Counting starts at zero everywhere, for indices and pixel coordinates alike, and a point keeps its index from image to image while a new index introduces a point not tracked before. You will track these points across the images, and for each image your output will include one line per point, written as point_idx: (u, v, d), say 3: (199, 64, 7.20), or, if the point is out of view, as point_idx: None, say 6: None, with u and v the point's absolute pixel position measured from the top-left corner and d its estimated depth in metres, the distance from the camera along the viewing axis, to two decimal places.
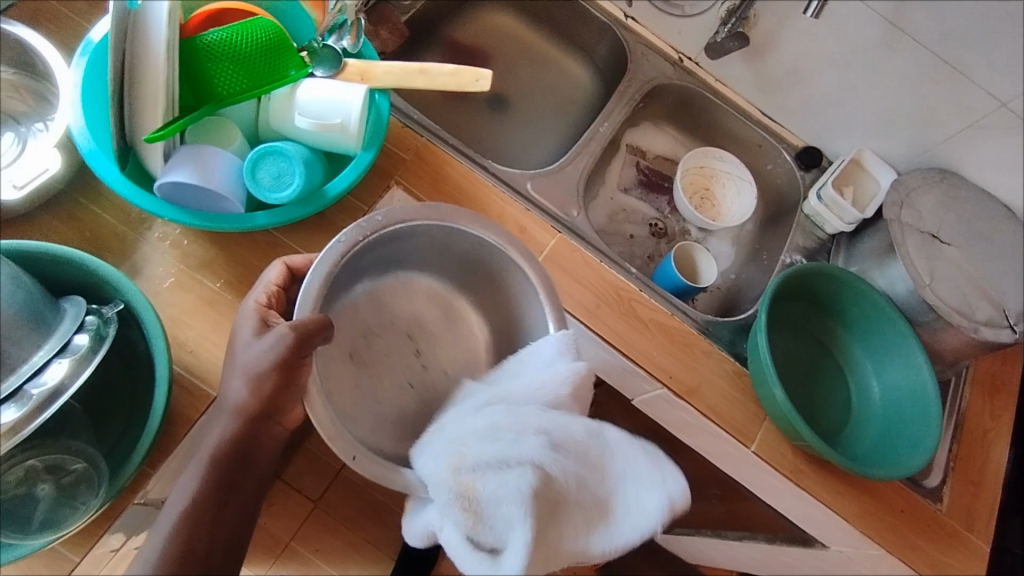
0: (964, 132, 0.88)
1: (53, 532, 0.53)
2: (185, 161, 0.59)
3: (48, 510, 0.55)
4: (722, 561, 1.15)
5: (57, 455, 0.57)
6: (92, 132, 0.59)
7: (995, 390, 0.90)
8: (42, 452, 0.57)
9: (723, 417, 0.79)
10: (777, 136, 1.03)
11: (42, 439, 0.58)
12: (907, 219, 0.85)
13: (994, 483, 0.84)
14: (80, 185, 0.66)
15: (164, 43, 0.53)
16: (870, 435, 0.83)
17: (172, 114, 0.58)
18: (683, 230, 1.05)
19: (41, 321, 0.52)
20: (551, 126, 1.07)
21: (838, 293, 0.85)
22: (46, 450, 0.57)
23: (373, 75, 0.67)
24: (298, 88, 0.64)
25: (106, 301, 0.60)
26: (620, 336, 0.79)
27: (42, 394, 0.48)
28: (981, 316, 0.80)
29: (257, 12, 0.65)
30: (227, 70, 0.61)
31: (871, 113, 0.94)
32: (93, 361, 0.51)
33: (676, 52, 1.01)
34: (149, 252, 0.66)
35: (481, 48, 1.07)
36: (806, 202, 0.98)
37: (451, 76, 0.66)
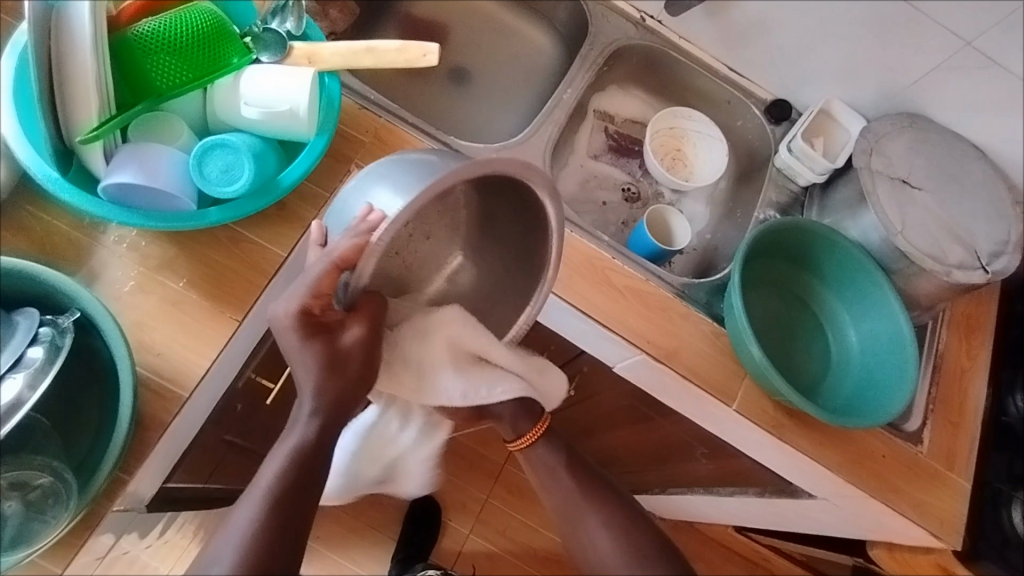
0: (930, 73, 0.87)
1: (29, 547, 0.52)
2: (128, 161, 0.57)
3: (20, 526, 0.53)
4: (717, 516, 1.17)
5: (21, 471, 0.55)
6: (30, 138, 0.57)
7: (971, 331, 0.91)
8: (6, 469, 0.55)
9: (703, 378, 0.80)
10: (744, 91, 1.02)
11: (4, 456, 0.56)
12: (876, 166, 0.84)
13: (973, 422, 0.86)
14: (26, 193, 0.64)
15: (90, 36, 0.52)
16: (850, 384, 0.84)
17: (109, 112, 0.56)
18: (656, 193, 1.04)
19: None
20: (516, 96, 1.04)
21: (812, 245, 0.84)
22: (10, 467, 0.55)
23: (319, 56, 0.65)
24: (242, 76, 0.62)
25: (61, 309, 0.59)
26: (596, 305, 0.79)
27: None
28: (953, 259, 0.80)
29: None
30: (164, 63, 0.59)
31: (838, 61, 0.93)
32: (50, 372, 0.50)
33: (638, 11, 0.99)
34: (105, 256, 0.65)
35: (439, 22, 1.04)
36: (777, 156, 0.97)
37: (398, 51, 0.64)
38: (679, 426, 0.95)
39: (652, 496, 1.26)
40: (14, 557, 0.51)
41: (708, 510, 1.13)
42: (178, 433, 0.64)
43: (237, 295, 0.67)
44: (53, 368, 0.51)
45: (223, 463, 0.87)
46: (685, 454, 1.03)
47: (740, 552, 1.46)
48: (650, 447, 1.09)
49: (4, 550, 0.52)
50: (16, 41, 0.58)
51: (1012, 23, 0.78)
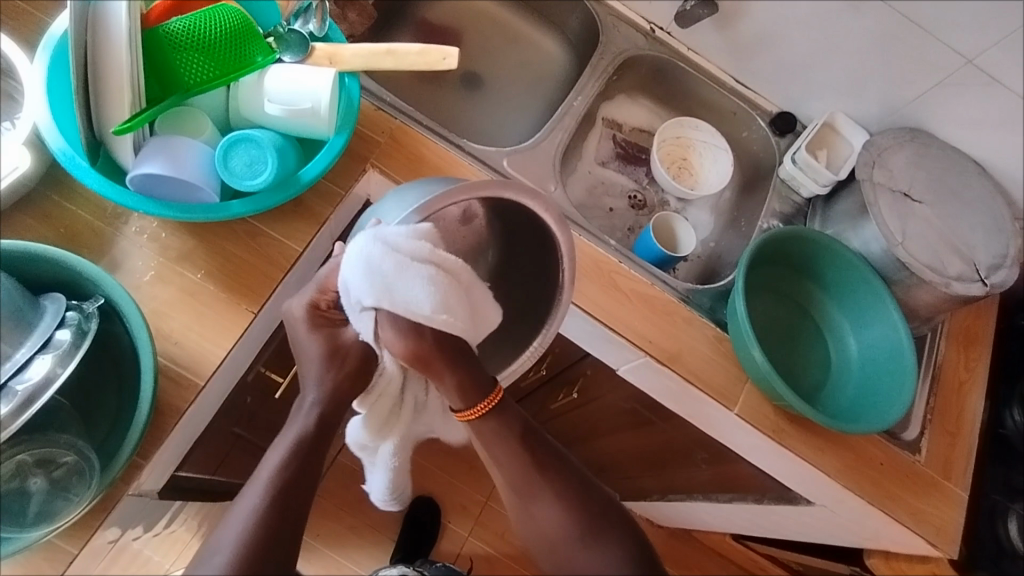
0: (932, 90, 0.89)
1: (49, 525, 0.54)
2: (156, 153, 0.59)
3: (43, 501, 0.55)
4: (714, 522, 1.18)
5: (46, 448, 0.57)
6: (61, 129, 0.59)
7: (969, 343, 0.92)
8: (32, 445, 0.57)
9: (706, 382, 0.81)
10: (750, 103, 1.04)
11: (30, 434, 0.58)
12: (879, 179, 0.86)
13: (970, 433, 0.87)
14: (53, 183, 0.66)
15: (126, 32, 0.54)
16: (850, 392, 0.85)
17: (140, 106, 0.58)
18: (662, 201, 1.06)
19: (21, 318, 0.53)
20: (526, 103, 1.06)
21: (814, 255, 0.86)
22: (36, 444, 0.57)
23: (341, 57, 0.67)
24: (266, 74, 0.64)
25: (85, 296, 0.60)
26: (603, 308, 0.80)
27: (30, 389, 0.49)
28: (952, 271, 0.81)
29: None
30: (192, 59, 0.61)
31: (842, 76, 0.95)
32: (77, 354, 0.52)
33: (648, 23, 1.01)
34: (127, 246, 0.66)
35: (453, 29, 1.07)
36: (782, 168, 0.99)
37: (418, 54, 0.66)
38: (680, 431, 0.96)
39: (650, 501, 1.27)
40: (36, 534, 0.53)
41: (706, 515, 1.14)
42: (192, 420, 0.65)
43: (254, 288, 0.68)
44: (80, 350, 0.52)
45: (230, 455, 0.88)
46: (685, 459, 1.05)
47: (737, 560, 1.46)
48: (651, 452, 1.10)
49: (27, 526, 0.54)
50: (51, 34, 0.60)
51: (1013, 42, 0.80)
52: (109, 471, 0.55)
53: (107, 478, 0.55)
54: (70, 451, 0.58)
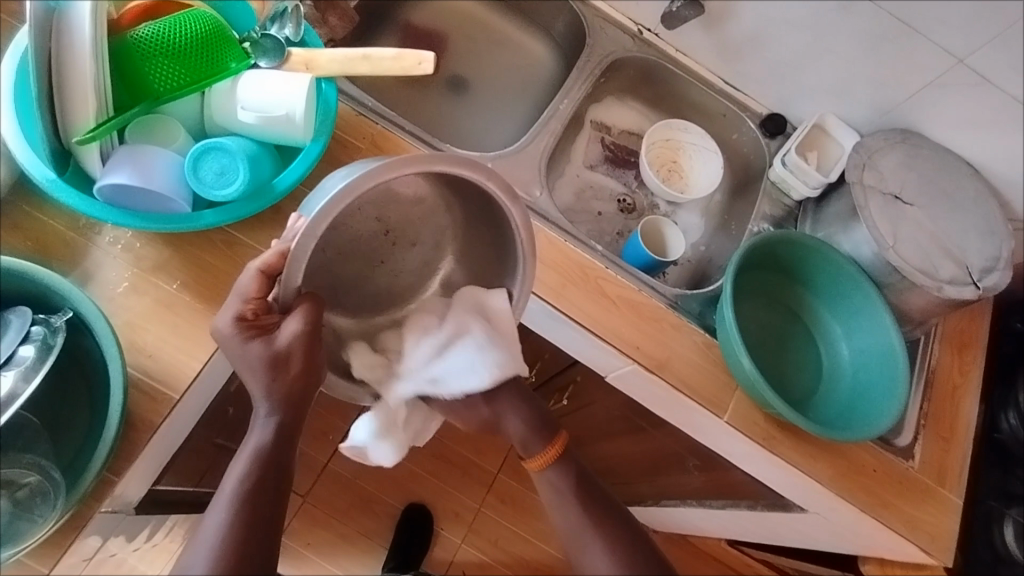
0: (923, 90, 0.88)
1: (11, 546, 0.52)
2: (124, 162, 0.57)
3: (5, 523, 0.53)
4: (708, 528, 1.17)
5: (8, 468, 0.55)
6: (26, 139, 0.57)
7: (963, 346, 0.91)
8: None
9: (694, 389, 0.80)
10: (740, 105, 1.03)
11: None
12: (870, 181, 0.85)
13: (964, 438, 0.86)
14: (24, 193, 0.64)
15: (89, 40, 0.52)
16: (841, 398, 0.84)
17: (106, 115, 0.56)
18: (652, 204, 1.04)
19: None
20: (513, 106, 1.05)
21: (804, 259, 0.85)
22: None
23: (317, 63, 0.66)
24: (239, 80, 0.63)
25: (54, 309, 0.59)
26: (589, 315, 0.79)
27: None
28: (944, 274, 0.80)
29: (193, 3, 0.63)
30: (161, 66, 0.59)
31: (832, 77, 0.94)
32: (41, 370, 0.51)
33: (635, 24, 1.00)
34: (99, 256, 0.65)
35: (439, 31, 1.05)
36: (771, 170, 0.97)
37: (394, 59, 0.64)
38: (671, 437, 0.95)
39: (644, 507, 1.25)
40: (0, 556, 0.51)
41: (700, 521, 1.13)
42: (168, 435, 0.64)
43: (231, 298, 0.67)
44: (45, 365, 0.50)
45: (213, 466, 0.87)
46: (677, 466, 1.03)
47: (733, 565, 1.45)
48: (643, 458, 1.09)
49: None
50: (17, 43, 0.58)
51: (1004, 42, 0.79)
52: (76, 490, 0.54)
53: (75, 496, 0.54)
54: (33, 470, 0.56)
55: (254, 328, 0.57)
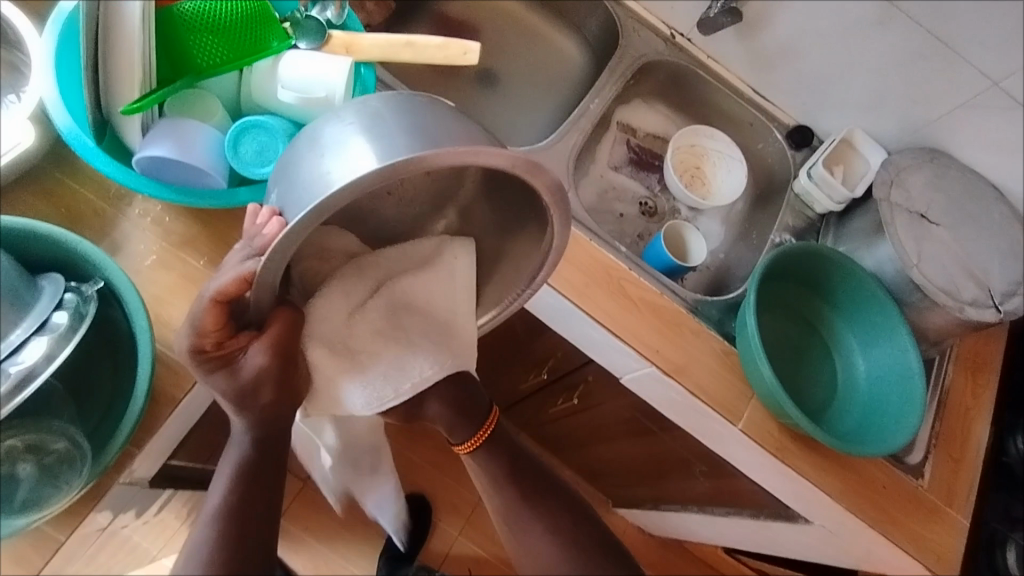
0: (954, 112, 0.88)
1: (37, 512, 0.53)
2: (164, 136, 0.57)
3: (32, 487, 0.55)
4: (707, 534, 1.18)
5: (37, 435, 0.56)
6: (66, 107, 0.57)
7: (977, 369, 0.91)
8: (22, 431, 0.56)
9: (710, 396, 0.80)
10: (767, 115, 1.03)
11: (21, 419, 0.56)
12: (896, 199, 0.85)
13: (974, 459, 0.86)
14: (58, 159, 0.64)
15: (139, 12, 0.52)
16: (856, 414, 0.84)
17: (149, 87, 0.56)
18: (673, 209, 1.05)
19: (18, 298, 0.51)
20: (540, 103, 1.05)
21: (827, 272, 0.85)
22: (26, 430, 0.56)
23: (359, 47, 0.65)
24: (281, 60, 0.62)
25: (84, 278, 0.59)
26: (609, 314, 0.79)
27: (14, 379, 0.47)
28: (966, 295, 0.80)
29: None
30: (205, 41, 0.60)
31: (863, 93, 0.94)
32: (73, 339, 0.51)
33: (668, 28, 1.00)
34: (127, 227, 0.65)
35: (470, 23, 1.05)
36: (796, 181, 0.98)
37: (438, 48, 0.63)
38: (681, 442, 0.95)
39: (645, 511, 1.26)
40: (23, 520, 0.52)
41: (700, 526, 1.14)
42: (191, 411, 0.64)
43: None
44: (75, 338, 0.51)
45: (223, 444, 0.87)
46: (682, 471, 1.03)
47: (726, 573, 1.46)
48: (647, 461, 1.09)
49: (15, 512, 0.52)
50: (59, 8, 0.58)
51: None
52: (100, 460, 0.54)
53: (99, 466, 0.54)
54: (62, 437, 0.57)
55: (217, 359, 0.56)
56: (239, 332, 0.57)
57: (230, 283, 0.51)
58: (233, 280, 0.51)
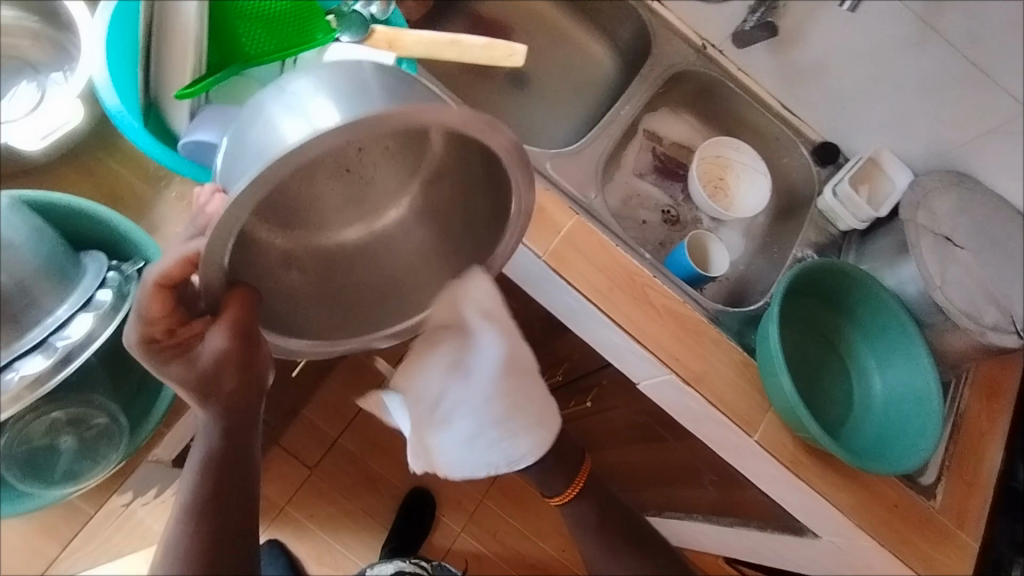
0: (983, 137, 0.89)
1: (75, 484, 0.55)
2: (210, 121, 0.57)
3: (72, 460, 0.56)
4: (711, 543, 1.18)
5: (79, 409, 0.57)
6: (118, 90, 0.59)
7: (993, 394, 0.91)
8: (65, 405, 0.57)
9: (728, 407, 0.80)
10: (794, 130, 1.04)
11: (64, 393, 0.57)
12: (922, 220, 0.85)
13: (986, 483, 0.86)
14: (101, 139, 0.65)
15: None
16: (870, 432, 0.84)
17: (200, 72, 0.59)
18: (695, 218, 1.06)
19: (64, 274, 0.52)
20: (568, 107, 1.06)
21: (849, 289, 0.85)
22: (69, 404, 0.57)
23: (402, 43, 0.65)
24: (325, 52, 0.61)
25: (123, 258, 0.60)
26: (632, 320, 0.80)
27: (59, 353, 0.48)
28: (988, 320, 0.80)
29: None
30: (253, 30, 0.58)
31: (893, 113, 0.94)
32: (116, 317, 0.52)
33: (700, 39, 1.01)
34: (166, 209, 0.65)
35: (503, 24, 1.06)
36: (820, 198, 0.98)
37: (485, 48, 0.62)
38: (693, 451, 0.95)
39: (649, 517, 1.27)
40: (64, 490, 0.54)
41: (704, 534, 1.14)
42: None
43: None
44: (119, 316, 0.52)
45: None
46: (691, 480, 1.04)
47: None
48: (656, 468, 1.10)
49: (56, 483, 0.54)
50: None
51: None
52: (139, 433, 0.57)
53: (138, 439, 0.57)
54: (103, 412, 0.58)
55: (173, 347, 0.53)
56: (193, 321, 0.53)
57: (173, 266, 0.48)
58: (174, 262, 0.48)
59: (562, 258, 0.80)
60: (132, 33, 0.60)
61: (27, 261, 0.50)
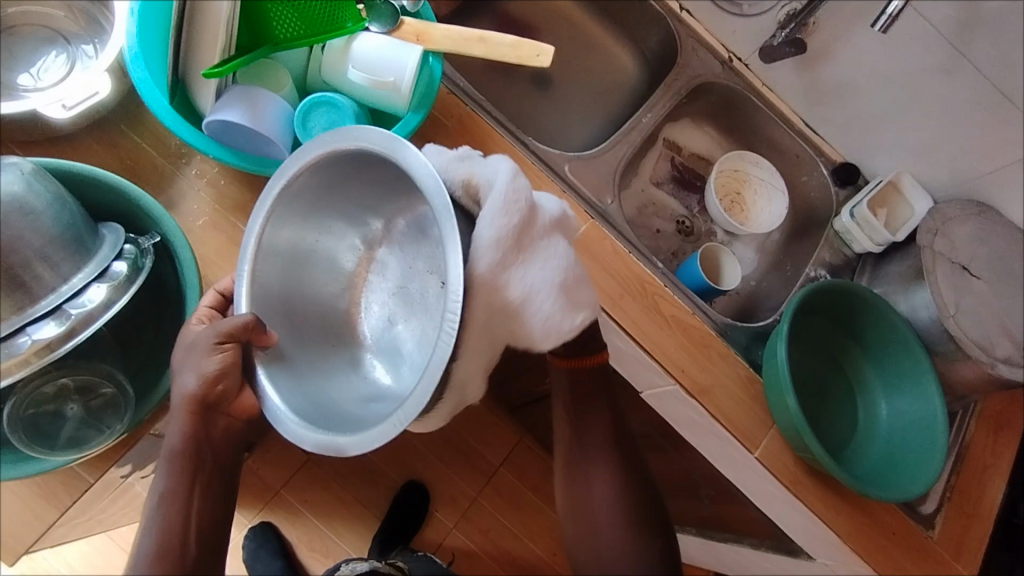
0: (1007, 168, 0.88)
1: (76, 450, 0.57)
2: (237, 102, 0.58)
3: (77, 426, 0.59)
4: (703, 557, 1.18)
5: (87, 377, 0.60)
6: (144, 60, 0.58)
7: (1000, 427, 0.90)
8: (74, 372, 0.60)
9: (731, 422, 0.80)
10: (815, 148, 1.03)
11: (75, 359, 0.60)
12: (940, 247, 0.84)
13: (987, 517, 0.85)
14: (125, 112, 0.65)
15: None
16: (873, 457, 0.84)
17: (229, 53, 0.59)
18: (710, 231, 1.05)
19: (81, 243, 0.52)
20: (589, 111, 1.06)
21: (861, 312, 0.84)
22: (78, 371, 0.60)
23: (429, 36, 0.65)
24: (355, 40, 0.63)
25: (142, 231, 0.60)
26: (640, 328, 0.80)
27: (77, 318, 0.50)
28: (1000, 352, 0.80)
29: None
30: (285, 15, 0.62)
31: (917, 138, 0.94)
32: (130, 289, 0.52)
33: (727, 52, 1.00)
34: (186, 187, 0.66)
35: (530, 24, 1.06)
36: (837, 218, 0.97)
37: (511, 46, 0.62)
38: (692, 463, 0.95)
39: None
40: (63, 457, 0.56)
41: (697, 548, 1.14)
42: None
43: None
44: (130, 289, 0.52)
45: None
46: (687, 492, 1.03)
47: None
48: None
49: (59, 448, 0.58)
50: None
51: None
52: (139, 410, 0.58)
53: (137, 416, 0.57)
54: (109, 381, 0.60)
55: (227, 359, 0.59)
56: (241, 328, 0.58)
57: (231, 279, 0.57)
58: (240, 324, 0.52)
59: (573, 260, 0.79)
60: (166, 7, 0.60)
61: (49, 228, 0.50)
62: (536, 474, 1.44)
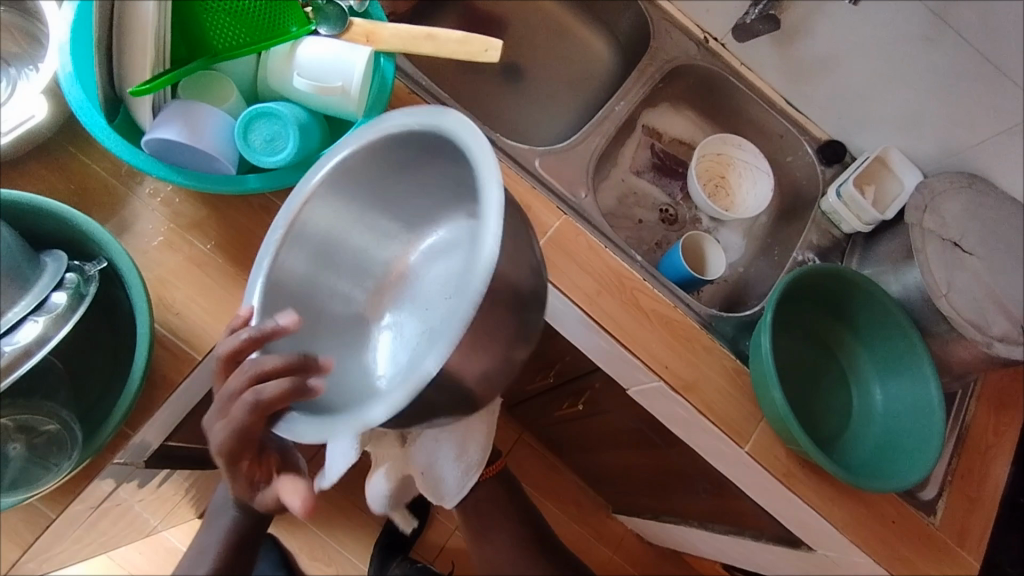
0: (997, 137, 0.85)
1: (25, 491, 0.52)
2: (174, 119, 0.56)
3: (21, 469, 0.54)
4: (706, 550, 1.16)
5: (31, 416, 0.56)
6: (80, 81, 0.56)
7: (1001, 406, 0.87)
8: (15, 412, 0.56)
9: (718, 416, 0.78)
10: (799, 127, 1.00)
11: (14, 398, 0.56)
12: (929, 224, 0.81)
13: (991, 500, 0.83)
14: (73, 134, 0.64)
15: None
16: (868, 445, 0.81)
17: (163, 67, 0.58)
18: (694, 218, 1.03)
19: (19, 274, 0.50)
20: (564, 101, 1.03)
21: (850, 296, 0.81)
22: (20, 411, 0.56)
23: (379, 36, 0.63)
24: (299, 45, 0.61)
25: (89, 257, 0.58)
26: (619, 325, 0.77)
27: (13, 354, 0.47)
28: (996, 330, 0.76)
29: None
30: (224, 24, 0.60)
31: (902, 110, 0.90)
32: (71, 319, 0.51)
33: (702, 32, 0.98)
34: (138, 207, 0.64)
35: (498, 16, 1.03)
36: (824, 199, 0.94)
37: (459, 43, 0.59)
38: (686, 459, 0.92)
39: (646, 521, 1.25)
40: (13, 498, 0.51)
41: (699, 541, 1.12)
42: (193, 396, 0.64)
43: None
44: (70, 319, 0.51)
45: None
46: (684, 487, 1.01)
47: None
48: (649, 473, 1.08)
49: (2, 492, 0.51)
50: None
51: None
52: (95, 441, 0.54)
53: (94, 447, 0.54)
54: (54, 419, 0.57)
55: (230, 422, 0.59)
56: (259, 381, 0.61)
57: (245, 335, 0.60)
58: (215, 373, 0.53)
59: (547, 259, 0.77)
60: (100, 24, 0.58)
61: None
62: (537, 473, 1.42)
